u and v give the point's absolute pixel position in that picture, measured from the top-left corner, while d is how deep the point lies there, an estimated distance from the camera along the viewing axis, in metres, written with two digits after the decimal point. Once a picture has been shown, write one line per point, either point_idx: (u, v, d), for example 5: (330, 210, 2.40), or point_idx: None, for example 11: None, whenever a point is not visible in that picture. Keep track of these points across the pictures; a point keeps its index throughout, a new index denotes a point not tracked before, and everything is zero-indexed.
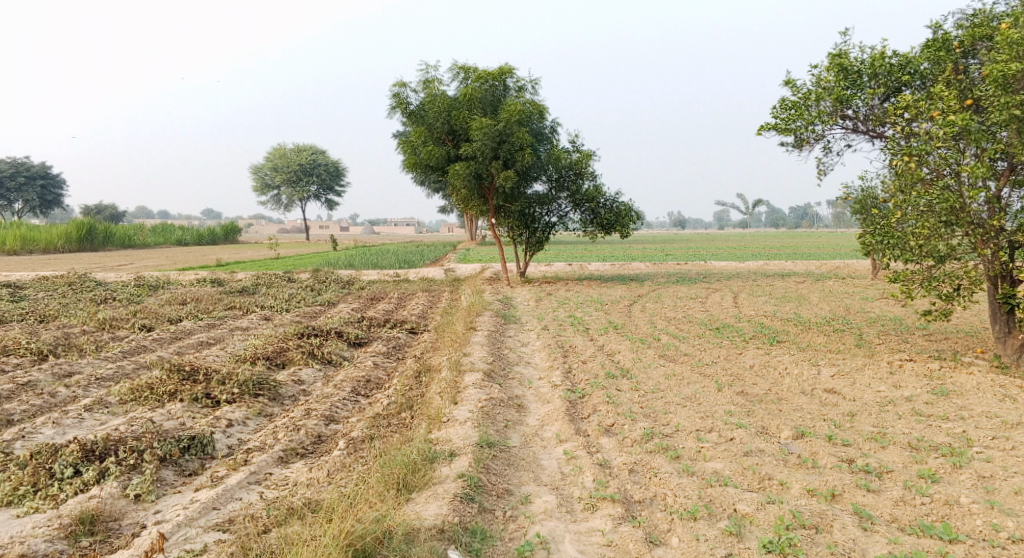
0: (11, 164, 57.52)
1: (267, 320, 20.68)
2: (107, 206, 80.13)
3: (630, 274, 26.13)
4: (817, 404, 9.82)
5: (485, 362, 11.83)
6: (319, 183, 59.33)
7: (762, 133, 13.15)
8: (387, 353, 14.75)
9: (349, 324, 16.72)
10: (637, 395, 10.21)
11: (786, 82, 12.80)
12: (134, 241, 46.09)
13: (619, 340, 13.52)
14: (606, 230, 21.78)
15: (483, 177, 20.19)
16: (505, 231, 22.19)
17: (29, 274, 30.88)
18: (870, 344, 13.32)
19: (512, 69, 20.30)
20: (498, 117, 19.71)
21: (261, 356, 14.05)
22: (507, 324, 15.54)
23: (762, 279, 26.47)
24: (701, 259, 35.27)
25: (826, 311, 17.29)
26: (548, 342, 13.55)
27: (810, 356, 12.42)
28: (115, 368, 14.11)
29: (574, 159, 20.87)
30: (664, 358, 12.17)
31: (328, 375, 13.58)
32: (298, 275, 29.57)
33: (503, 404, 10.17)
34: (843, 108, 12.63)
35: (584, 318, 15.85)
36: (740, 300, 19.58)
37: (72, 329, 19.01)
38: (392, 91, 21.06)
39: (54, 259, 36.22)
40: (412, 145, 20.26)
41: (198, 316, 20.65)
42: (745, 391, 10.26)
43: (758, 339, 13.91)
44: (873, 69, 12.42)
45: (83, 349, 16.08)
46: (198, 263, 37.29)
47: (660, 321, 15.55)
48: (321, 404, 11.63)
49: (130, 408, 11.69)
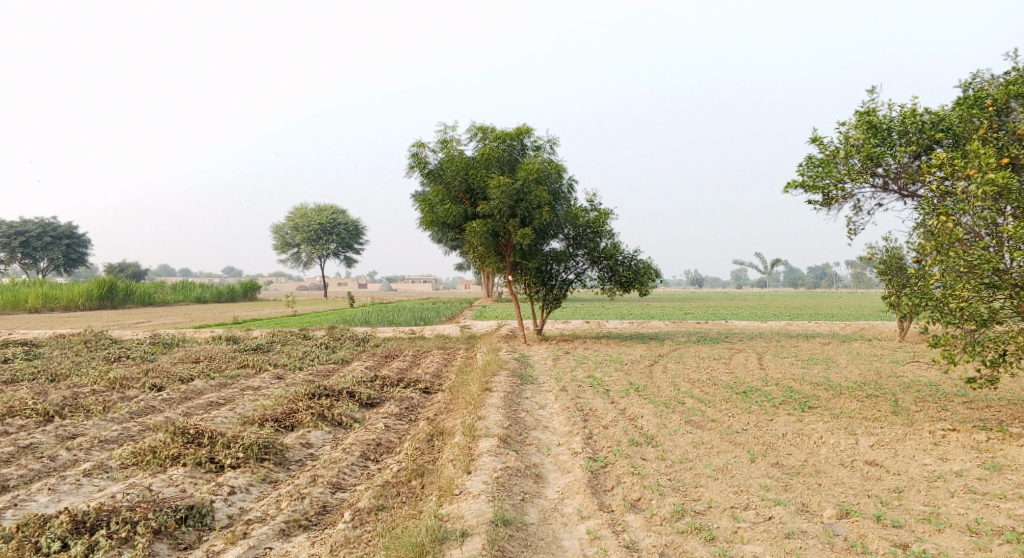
0: (38, 223, 58.15)
1: (280, 379, 20.20)
2: (130, 264, 80.82)
3: (649, 333, 25.44)
4: (859, 478, 9.14)
5: (501, 427, 11.21)
6: (339, 241, 59.37)
7: (788, 190, 12.69)
8: (400, 415, 14.16)
9: (361, 384, 16.17)
10: (663, 465, 9.58)
11: (813, 140, 12.40)
12: (154, 299, 46.01)
13: (642, 404, 12.87)
14: (625, 288, 21.21)
15: (500, 235, 19.82)
16: (522, 289, 21.68)
17: (47, 332, 30.68)
18: (908, 412, 12.57)
19: (530, 129, 20.04)
20: (515, 176, 19.41)
21: (269, 418, 13.53)
22: (525, 385, 14.93)
23: (787, 339, 25.71)
24: (723, 318, 34.53)
25: (856, 374, 16.56)
26: (568, 405, 12.92)
27: (845, 424, 11.71)
28: (121, 430, 13.63)
29: (592, 217, 20.47)
30: (691, 424, 11.51)
31: (337, 437, 13.00)
32: (313, 332, 29.16)
33: (520, 474, 9.56)
34: (874, 165, 12.15)
35: (605, 380, 15.22)
36: (765, 361, 18.90)
37: (82, 389, 18.60)
38: (410, 151, 20.89)
39: (74, 317, 36.09)
40: (430, 203, 19.95)
41: (210, 375, 20.20)
42: (780, 462, 9.60)
43: (789, 404, 13.21)
44: (904, 127, 11.97)
45: (89, 409, 15.64)
46: (216, 320, 37.00)
47: (684, 383, 14.87)
48: (329, 471, 11.05)
49: (130, 473, 11.18)
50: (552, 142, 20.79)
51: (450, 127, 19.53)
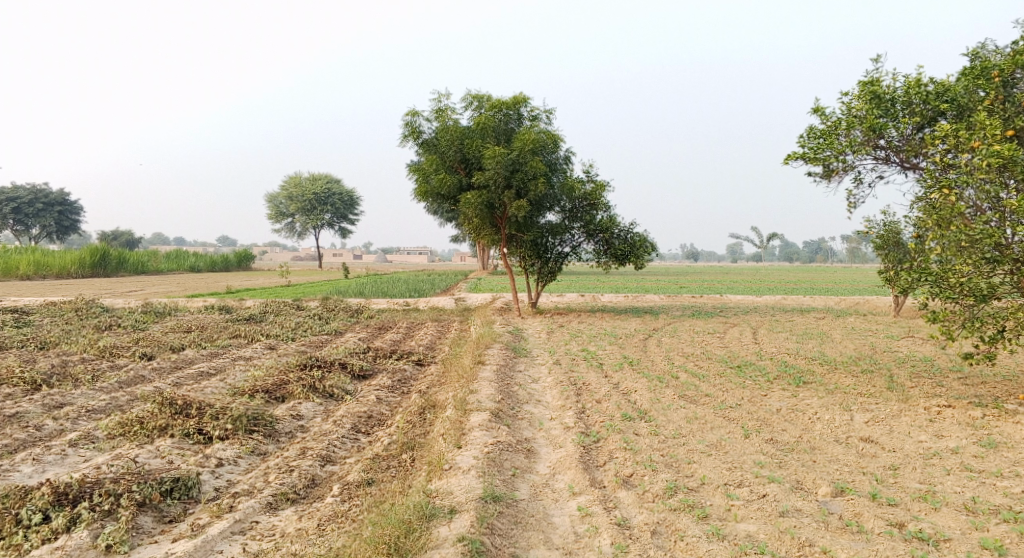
0: (30, 189, 57.60)
1: (272, 350, 20.04)
2: (123, 233, 80.40)
3: (644, 307, 25.30)
4: (854, 455, 9.04)
5: (493, 401, 11.07)
6: (334, 212, 59.03)
7: (788, 162, 12.48)
8: (392, 387, 14.03)
9: (353, 356, 16.02)
10: (656, 440, 9.46)
11: (814, 110, 12.18)
12: (148, 267, 45.72)
13: (635, 378, 12.74)
14: (620, 261, 21.02)
15: (496, 206, 19.59)
16: (517, 261, 21.48)
17: (37, 300, 30.41)
18: (903, 388, 12.47)
19: (527, 99, 19.73)
20: (511, 147, 19.16)
21: (260, 389, 13.39)
22: (518, 358, 14.80)
23: (781, 314, 25.60)
24: (718, 293, 34.41)
25: (851, 349, 16.46)
26: (561, 378, 12.80)
27: (840, 399, 11.60)
28: (109, 400, 13.48)
29: (589, 189, 20.23)
30: (684, 399, 11.40)
31: (328, 409, 12.87)
32: (307, 303, 28.97)
33: (512, 449, 9.43)
34: (876, 137, 11.94)
35: (599, 353, 15.09)
36: (760, 336, 18.79)
37: (71, 358, 18.41)
38: (405, 119, 20.58)
39: (66, 284, 35.81)
40: (424, 173, 19.68)
41: (201, 345, 20.02)
42: (775, 438, 9.49)
43: (783, 379, 13.11)
44: (908, 98, 11.75)
45: (77, 378, 15.47)
46: (209, 290, 36.79)
47: (678, 357, 14.75)
48: (318, 443, 10.94)
49: (117, 444, 11.05)
50: (549, 112, 20.48)
51: (445, 96, 19.22)
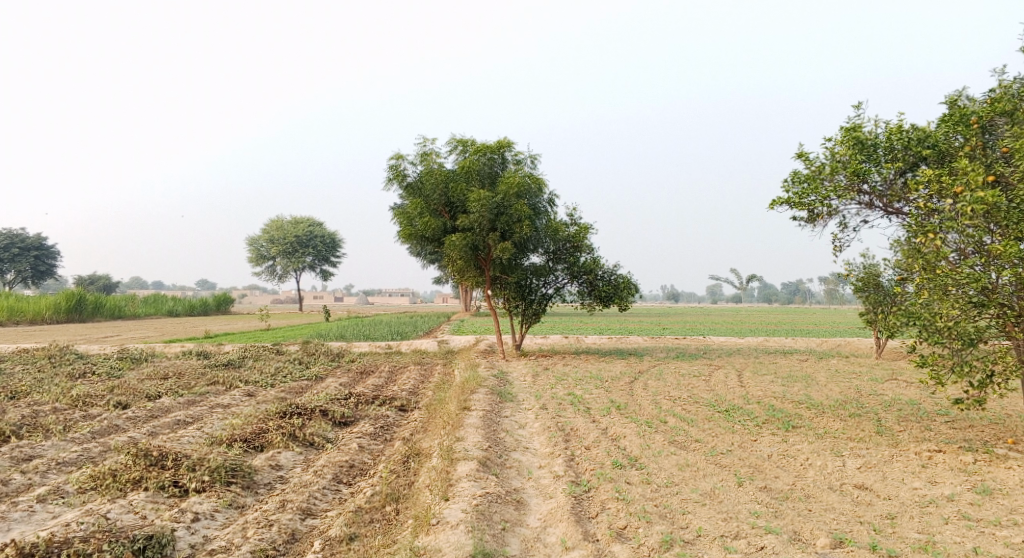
0: (5, 234, 56.92)
1: (251, 397, 19.63)
2: (100, 277, 79.52)
3: (627, 349, 25.14)
4: (850, 503, 8.86)
5: (480, 449, 10.80)
6: (315, 255, 58.74)
7: (773, 207, 12.46)
8: (375, 434, 13.70)
9: (334, 402, 15.68)
10: (649, 489, 9.24)
11: (798, 155, 12.20)
12: (124, 312, 45.08)
13: (623, 423, 12.53)
14: (604, 303, 20.92)
15: (480, 249, 19.48)
16: (501, 304, 21.31)
17: (10, 347, 29.78)
18: (892, 432, 12.35)
19: (511, 142, 19.74)
20: (495, 190, 19.12)
21: (238, 438, 13.04)
22: (503, 404, 14.53)
23: (765, 355, 25.54)
24: (700, 334, 34.35)
25: (837, 391, 16.36)
26: (548, 424, 12.57)
27: (831, 444, 11.45)
28: (81, 451, 13.07)
29: (572, 232, 20.19)
30: (674, 445, 11.20)
31: (309, 459, 12.54)
32: (286, 347, 28.56)
33: (500, 500, 9.17)
34: (859, 182, 11.94)
35: (585, 397, 14.87)
36: (745, 378, 18.66)
37: (43, 407, 17.92)
38: (388, 163, 20.51)
39: (40, 330, 35.16)
40: (408, 217, 19.57)
41: (178, 392, 19.59)
42: (769, 486, 9.30)
43: (772, 423, 12.95)
44: (890, 143, 11.77)
45: (49, 428, 15.02)
46: (186, 334, 36.23)
47: (665, 401, 14.56)
48: (299, 495, 10.62)
49: (88, 498, 10.68)
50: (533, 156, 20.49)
51: (429, 140, 19.18)
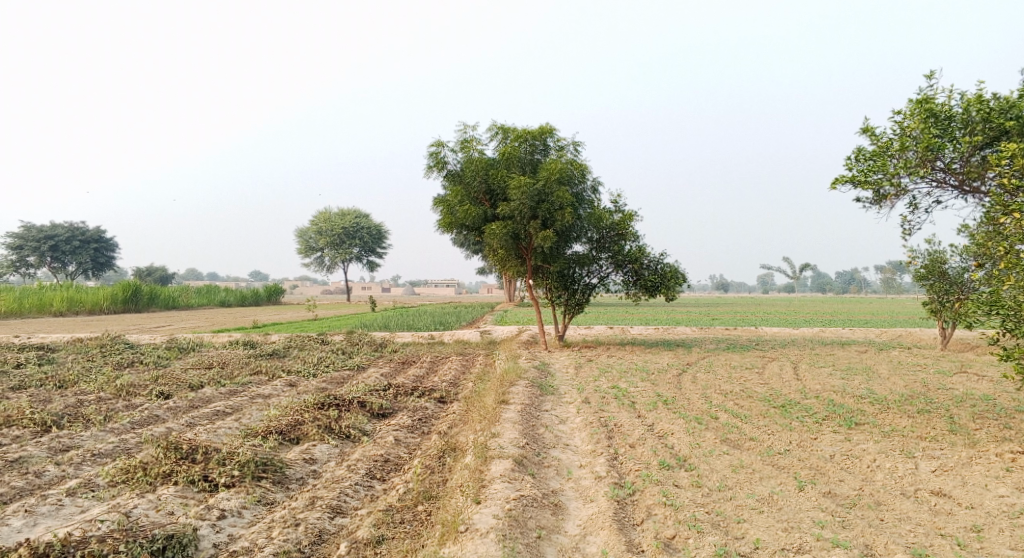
0: (67, 227, 58.00)
1: (293, 388, 19.28)
2: (158, 269, 81.06)
3: (676, 340, 24.24)
4: (928, 512, 8.16)
5: (518, 445, 10.16)
6: (363, 245, 58.66)
7: (835, 186, 11.54)
8: (412, 427, 13.16)
9: (372, 393, 15.17)
10: (699, 493, 8.56)
11: (863, 130, 11.26)
12: (178, 302, 45.45)
13: (672, 419, 11.77)
14: (651, 293, 20.06)
15: (522, 237, 18.82)
16: (543, 293, 20.62)
17: (65, 336, 30.04)
18: (967, 431, 11.40)
19: (554, 128, 19.01)
20: (537, 177, 18.47)
21: (273, 430, 12.62)
22: (545, 397, 13.87)
23: (821, 347, 24.41)
24: (753, 325, 33.17)
25: (901, 386, 15.32)
26: (591, 419, 11.89)
27: (900, 444, 10.54)
28: (116, 443, 12.78)
29: (617, 219, 19.40)
30: (728, 443, 10.44)
31: (343, 452, 12.04)
32: (332, 337, 28.22)
33: (538, 504, 8.56)
34: (932, 157, 10.92)
35: (631, 391, 14.11)
36: (802, 371, 17.66)
37: (87, 396, 17.78)
38: (429, 150, 19.98)
39: (96, 320, 35.53)
40: (449, 204, 19.00)
41: (221, 383, 19.31)
42: (833, 490, 8.54)
43: (833, 420, 12.06)
44: (966, 115, 10.69)
45: (89, 419, 14.78)
46: (235, 325, 36.24)
47: (717, 396, 13.73)
48: (329, 492, 10.16)
49: (117, 492, 10.34)
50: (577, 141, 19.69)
51: (471, 126, 18.60)
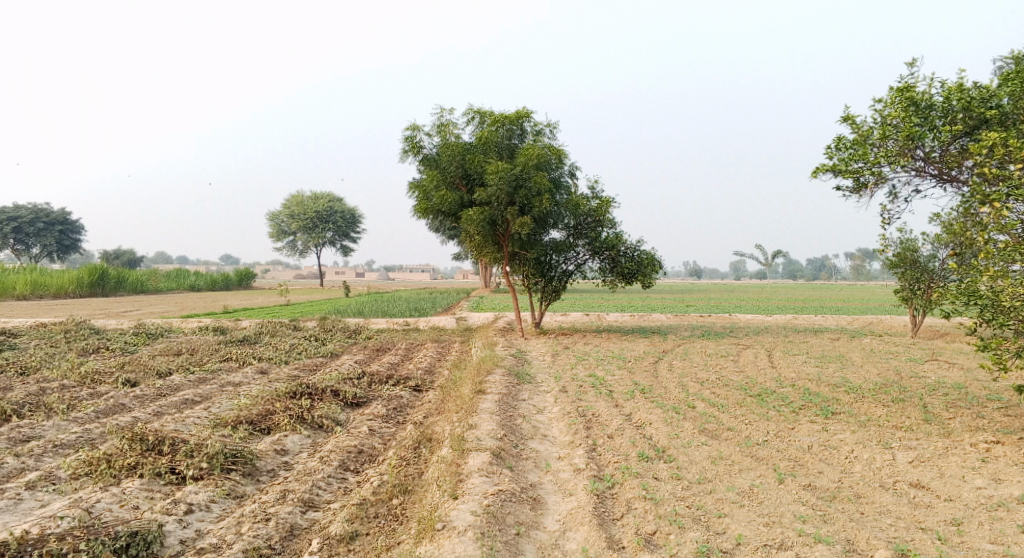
0: (31, 208, 56.81)
1: (264, 375, 18.97)
2: (126, 252, 79.79)
3: (650, 327, 24.19)
4: (908, 505, 8.21)
5: (494, 437, 9.99)
6: (336, 230, 58.06)
7: (816, 175, 11.45)
8: (386, 416, 12.94)
9: (345, 381, 14.91)
10: (679, 487, 8.51)
11: (844, 118, 11.17)
12: (147, 287, 44.72)
13: (649, 409, 11.67)
14: (627, 280, 19.94)
15: (498, 223, 18.60)
16: (519, 279, 20.43)
17: (29, 321, 29.40)
18: (942, 420, 11.42)
19: (530, 113, 18.77)
20: (514, 162, 18.25)
21: (244, 420, 12.35)
22: (521, 386, 13.72)
23: (794, 334, 24.48)
24: (726, 311, 33.23)
25: (875, 374, 15.36)
26: (568, 409, 11.76)
27: (877, 435, 10.53)
28: (80, 433, 12.43)
29: (594, 205, 19.24)
30: (706, 434, 10.35)
31: (316, 443, 11.81)
32: (304, 323, 27.86)
33: (515, 498, 8.43)
34: (912, 146, 10.85)
35: (607, 379, 13.99)
36: (776, 359, 17.68)
37: (50, 384, 17.34)
38: (405, 135, 19.67)
39: (62, 305, 34.81)
40: (424, 190, 18.73)
41: (190, 370, 18.94)
42: (813, 483, 8.56)
43: (810, 409, 12.03)
44: (947, 104, 10.61)
45: (52, 408, 14.39)
46: (205, 310, 35.67)
47: (693, 384, 13.66)
48: (302, 484, 9.95)
49: (80, 486, 10.03)
50: (554, 126, 19.46)
51: (447, 110, 18.31)
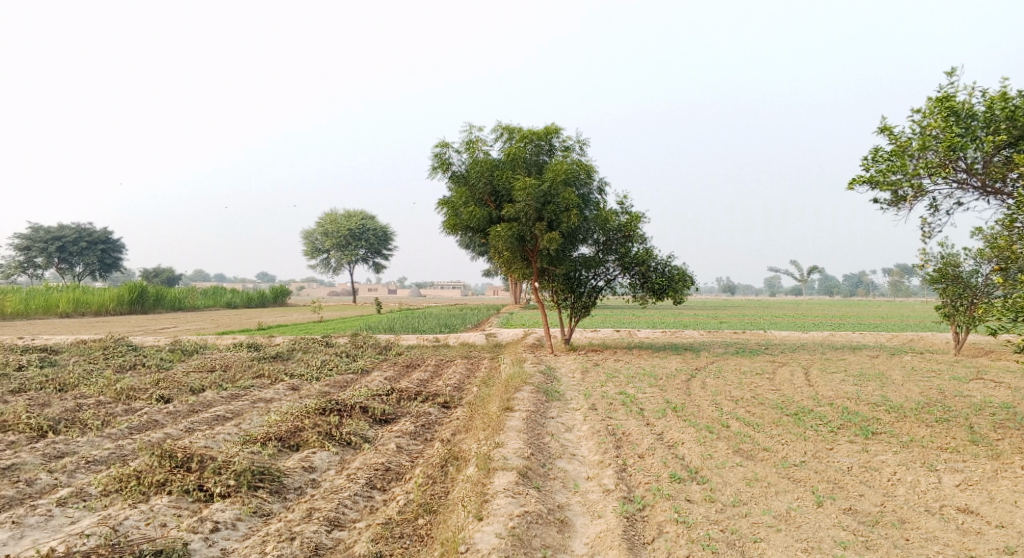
0: (74, 228, 57.88)
1: (295, 392, 18.94)
2: (164, 270, 80.93)
3: (683, 343, 23.82)
4: (956, 532, 7.93)
5: (523, 456, 9.79)
6: (369, 247, 58.36)
7: (852, 187, 11.15)
8: (415, 434, 12.79)
9: (374, 398, 14.80)
10: (713, 509, 8.28)
11: (881, 129, 10.86)
12: (184, 304, 45.21)
13: (682, 427, 11.39)
14: (658, 296, 19.65)
15: (528, 240, 18.46)
16: (549, 296, 20.25)
17: (68, 338, 29.77)
18: (988, 441, 11.01)
19: (559, 128, 18.63)
20: (542, 178, 18.12)
21: (272, 437, 12.28)
22: (551, 403, 13.51)
23: (832, 351, 23.94)
24: (762, 328, 32.66)
25: (916, 393, 14.91)
26: (598, 427, 11.53)
27: (919, 456, 10.16)
28: (111, 449, 12.43)
29: (623, 221, 19.02)
30: (741, 454, 10.06)
31: (344, 460, 11.70)
32: (336, 339, 27.87)
33: (542, 521, 8.25)
34: (954, 157, 10.52)
35: (639, 397, 13.72)
36: (813, 377, 17.26)
37: (85, 400, 17.45)
38: (434, 151, 19.64)
39: (101, 322, 35.25)
40: (453, 206, 18.66)
41: (222, 386, 18.98)
42: (853, 507, 8.29)
43: (849, 429, 11.67)
44: (990, 114, 10.27)
45: (85, 424, 14.44)
46: (239, 327, 35.88)
47: (727, 403, 13.34)
48: (328, 502, 9.83)
49: (108, 502, 9.99)
50: (583, 142, 19.30)
51: (476, 127, 18.25)
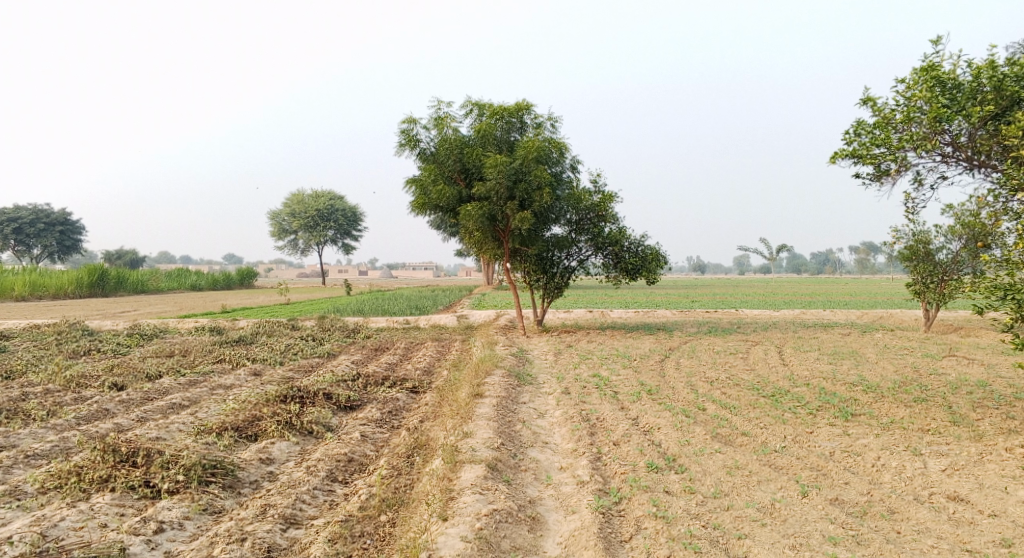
0: (32, 209, 56.14)
1: (256, 377, 18.21)
2: (128, 252, 79.10)
3: (655, 323, 23.39)
4: (948, 522, 7.56)
5: (492, 447, 9.23)
6: (336, 229, 57.31)
7: (834, 161, 10.69)
8: (380, 421, 12.19)
9: (338, 383, 14.15)
10: (693, 502, 7.83)
11: (864, 100, 10.40)
12: (147, 286, 43.97)
13: (657, 412, 10.92)
14: (631, 276, 19.16)
15: (499, 219, 17.85)
16: (521, 276, 19.70)
17: (22, 323, 28.61)
18: (970, 422, 10.67)
19: (530, 105, 17.99)
20: (513, 156, 17.49)
21: (229, 427, 11.58)
22: (521, 388, 12.96)
23: (804, 330, 23.67)
24: (734, 307, 32.35)
25: (893, 371, 14.61)
26: (570, 413, 11.02)
27: (903, 439, 9.78)
28: (55, 442, 11.65)
29: (596, 200, 18.46)
30: (720, 441, 9.61)
31: (304, 451, 11.08)
32: (302, 322, 27.06)
33: (511, 519, 7.76)
34: (939, 130, 10.09)
35: (612, 380, 13.22)
36: (787, 356, 16.92)
37: (34, 389, 16.57)
38: (401, 128, 18.92)
39: (59, 306, 34.03)
40: (422, 184, 17.98)
41: (180, 372, 18.18)
42: (840, 497, 7.89)
43: (829, 411, 11.27)
44: (977, 84, 9.85)
45: (30, 415, 13.61)
46: (204, 310, 34.83)
47: (703, 384, 12.90)
48: (286, 497, 9.24)
49: (46, 501, 9.24)
50: (555, 119, 18.68)
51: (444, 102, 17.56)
